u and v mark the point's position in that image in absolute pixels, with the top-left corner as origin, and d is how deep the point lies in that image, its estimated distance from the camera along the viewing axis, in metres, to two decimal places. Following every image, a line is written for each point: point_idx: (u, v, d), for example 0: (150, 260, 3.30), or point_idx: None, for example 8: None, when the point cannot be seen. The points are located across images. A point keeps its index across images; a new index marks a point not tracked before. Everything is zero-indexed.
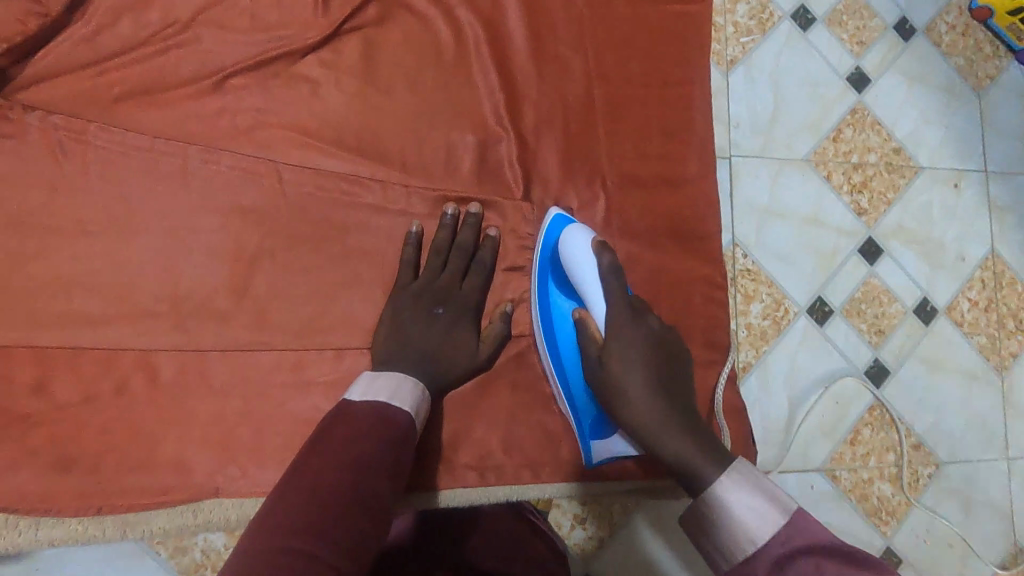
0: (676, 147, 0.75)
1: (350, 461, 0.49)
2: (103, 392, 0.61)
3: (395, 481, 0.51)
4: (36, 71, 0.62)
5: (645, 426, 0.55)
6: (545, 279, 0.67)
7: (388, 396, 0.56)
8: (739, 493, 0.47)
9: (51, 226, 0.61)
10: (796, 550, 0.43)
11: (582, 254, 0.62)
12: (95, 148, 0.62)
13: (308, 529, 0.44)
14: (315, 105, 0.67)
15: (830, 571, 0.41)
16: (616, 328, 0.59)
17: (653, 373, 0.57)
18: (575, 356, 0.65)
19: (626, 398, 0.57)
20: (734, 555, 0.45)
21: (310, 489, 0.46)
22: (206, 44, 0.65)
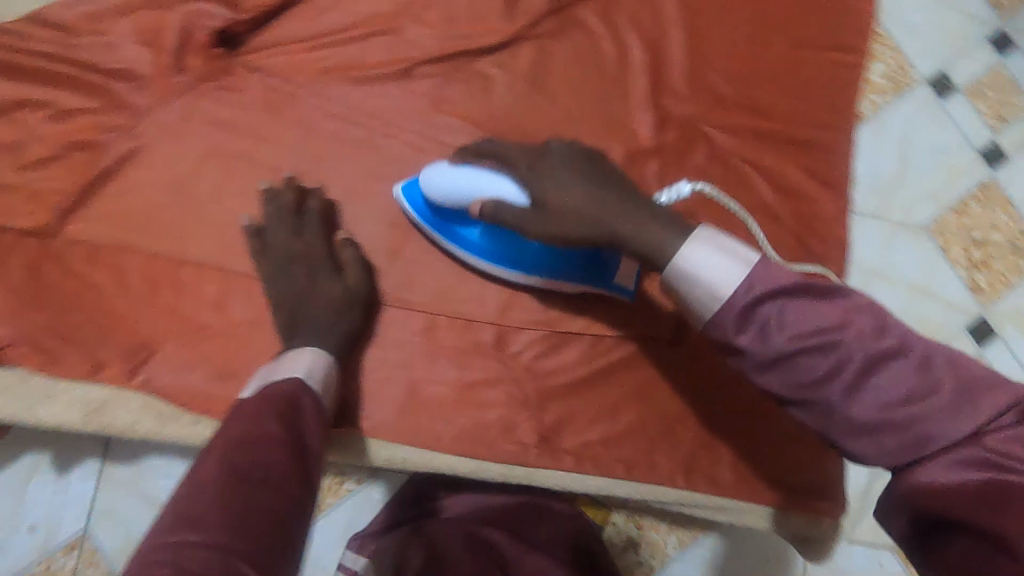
0: (813, 186, 0.78)
1: (238, 445, 0.44)
2: (266, 318, 0.69)
3: (304, 463, 0.46)
4: (266, 38, 0.73)
5: (589, 222, 0.52)
6: (444, 228, 0.68)
7: (261, 374, 0.55)
8: (705, 253, 0.47)
9: (252, 169, 0.71)
10: (762, 298, 0.45)
11: (445, 172, 0.62)
12: (299, 110, 0.72)
13: (191, 518, 0.39)
14: (486, 100, 0.74)
15: (794, 311, 0.45)
16: (529, 172, 0.57)
17: (575, 175, 0.55)
18: (523, 248, 0.65)
19: (566, 207, 0.53)
20: (705, 314, 0.47)
21: (204, 474, 0.42)
22: (403, 34, 0.74)
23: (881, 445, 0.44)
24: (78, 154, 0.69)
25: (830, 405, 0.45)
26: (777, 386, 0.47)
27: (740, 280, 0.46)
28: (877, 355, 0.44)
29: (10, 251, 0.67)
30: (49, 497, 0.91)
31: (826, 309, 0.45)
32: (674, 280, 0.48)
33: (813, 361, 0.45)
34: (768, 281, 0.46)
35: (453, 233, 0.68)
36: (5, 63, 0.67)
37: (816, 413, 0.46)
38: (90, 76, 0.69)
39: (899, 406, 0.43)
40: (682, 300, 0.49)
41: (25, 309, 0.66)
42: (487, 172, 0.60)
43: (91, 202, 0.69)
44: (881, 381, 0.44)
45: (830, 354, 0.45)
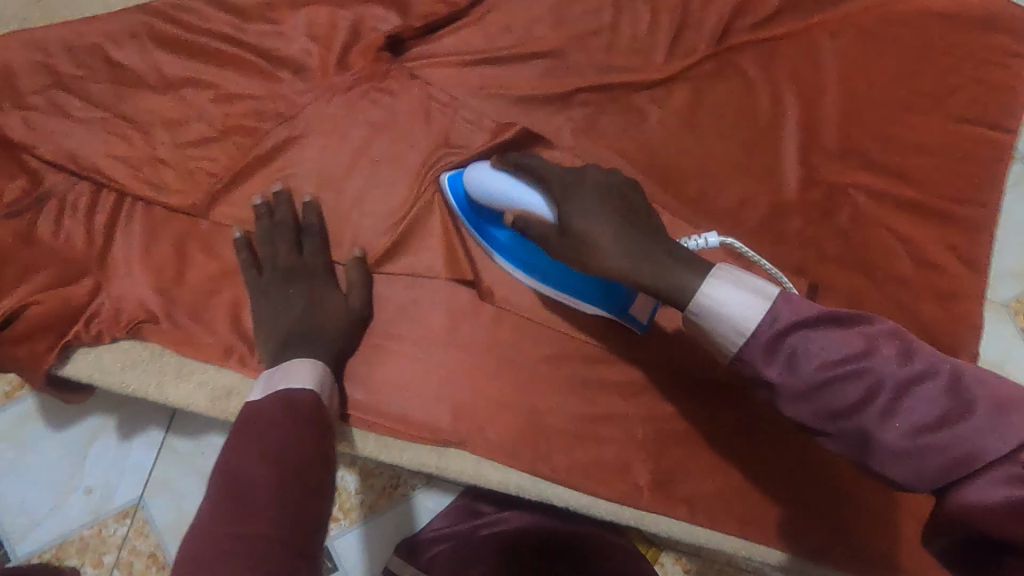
0: (951, 263, 0.76)
1: (270, 446, 0.53)
2: (400, 326, 0.70)
3: (302, 461, 0.53)
4: (430, 47, 0.73)
5: (617, 264, 0.52)
6: (475, 221, 0.69)
7: (289, 383, 0.60)
8: (727, 289, 0.47)
9: (401, 173, 0.71)
10: (786, 330, 0.46)
11: (491, 175, 0.63)
12: (455, 121, 0.72)
13: (239, 507, 0.48)
14: (638, 135, 0.74)
15: (819, 340, 0.45)
16: (561, 194, 0.56)
17: (603, 205, 0.54)
18: (541, 257, 0.66)
19: (588, 237, 0.53)
20: (731, 350, 0.47)
21: (247, 469, 0.51)
22: (566, 60, 0.74)
23: (933, 470, 0.43)
24: (235, 138, 0.69)
25: (864, 434, 0.45)
26: (812, 419, 0.46)
27: (765, 312, 0.46)
28: (907, 381, 0.44)
29: (160, 228, 0.67)
30: (111, 462, 0.96)
31: (849, 334, 0.45)
32: (694, 318, 0.49)
33: (842, 388, 0.45)
34: (792, 309, 0.46)
35: (486, 231, 0.69)
36: (181, 41, 0.68)
37: (857, 442, 0.46)
38: (261, 63, 0.69)
39: (939, 431, 0.43)
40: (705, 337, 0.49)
41: (166, 286, 0.66)
42: (523, 184, 0.61)
43: (240, 187, 0.69)
44: (917, 403, 0.44)
45: (862, 380, 0.44)
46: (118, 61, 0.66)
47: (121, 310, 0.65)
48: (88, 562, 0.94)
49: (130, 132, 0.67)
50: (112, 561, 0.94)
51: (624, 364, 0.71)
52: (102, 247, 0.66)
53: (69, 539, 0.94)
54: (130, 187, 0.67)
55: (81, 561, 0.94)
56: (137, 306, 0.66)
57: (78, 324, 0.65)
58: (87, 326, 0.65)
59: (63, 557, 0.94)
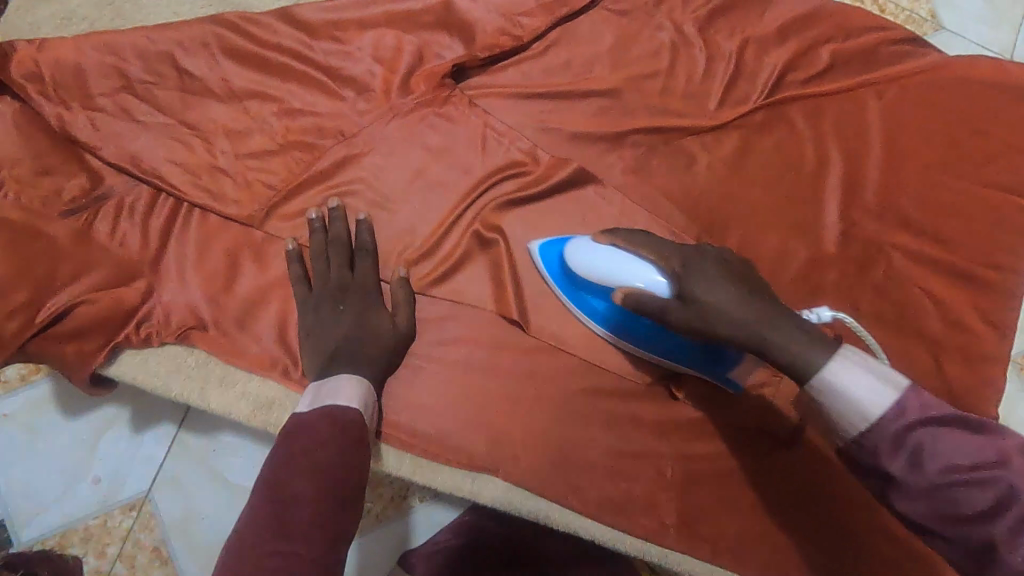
0: (982, 324, 0.78)
1: (317, 466, 0.55)
2: (443, 350, 0.71)
3: (341, 471, 0.55)
4: (491, 78, 0.74)
5: (742, 331, 0.52)
6: (571, 289, 0.69)
7: (336, 399, 0.61)
8: (855, 373, 0.47)
9: (454, 199, 0.72)
10: (913, 427, 0.45)
11: (589, 248, 0.63)
12: (510, 151, 0.73)
13: (288, 527, 0.50)
14: (686, 179, 0.76)
15: (949, 443, 0.45)
16: (685, 262, 0.57)
17: (727, 275, 0.55)
18: (644, 325, 0.67)
19: (715, 309, 0.53)
20: (849, 435, 0.47)
21: (294, 487, 0.53)
22: (622, 101, 0.76)
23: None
24: (295, 152, 0.70)
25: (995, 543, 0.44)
26: (927, 517, 0.46)
27: (893, 406, 0.46)
28: None
29: (215, 236, 0.68)
30: (122, 451, 0.97)
31: (983, 441, 0.44)
32: (816, 398, 0.49)
33: (969, 493, 0.44)
34: (923, 407, 0.45)
35: (581, 299, 0.69)
36: (250, 54, 0.69)
37: (972, 543, 0.45)
38: (326, 81, 0.70)
39: None
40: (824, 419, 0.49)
41: (217, 294, 0.67)
42: (624, 255, 0.60)
43: (297, 201, 0.69)
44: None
45: (990, 489, 0.43)
46: (187, 69, 0.67)
47: (171, 315, 0.66)
48: (91, 552, 0.93)
49: (193, 140, 0.68)
50: (115, 553, 0.93)
51: (658, 402, 0.72)
52: (157, 251, 0.67)
53: (74, 528, 0.93)
54: (189, 194, 0.67)
55: (84, 551, 0.93)
56: (187, 313, 0.66)
57: (129, 327, 0.65)
58: (137, 330, 0.66)
59: (66, 545, 0.93)
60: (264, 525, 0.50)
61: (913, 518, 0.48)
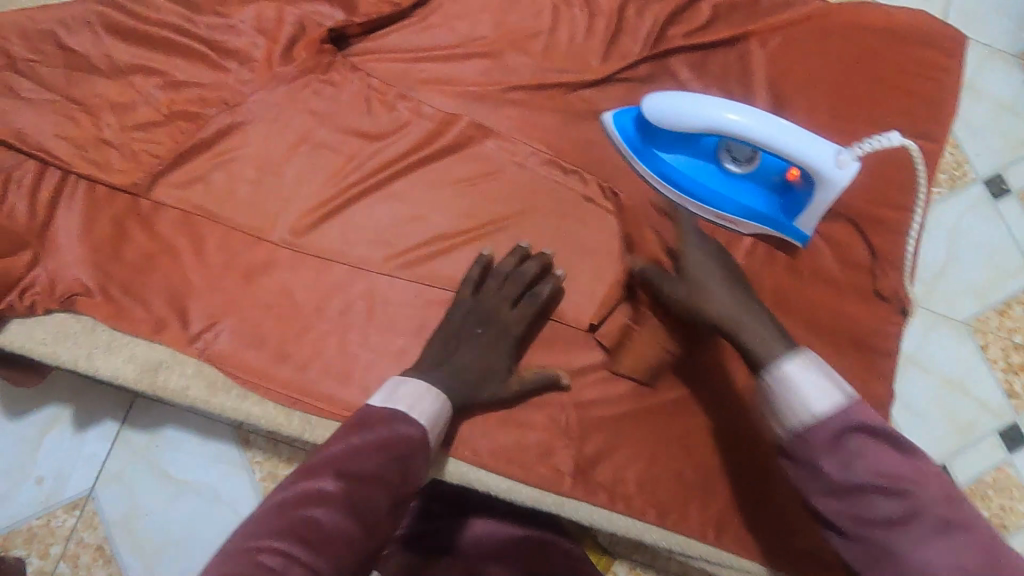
0: (879, 263, 0.78)
1: (347, 476, 0.50)
2: (331, 308, 0.71)
3: (381, 480, 0.51)
4: (373, 44, 0.76)
5: (716, 311, 0.60)
6: (646, 150, 0.74)
7: (408, 405, 0.57)
8: (809, 372, 0.49)
9: (338, 160, 0.73)
10: (850, 430, 0.47)
11: (665, 101, 0.69)
12: (392, 112, 0.75)
13: (302, 534, 0.46)
14: (572, 132, 0.77)
15: (878, 450, 0.46)
16: (703, 242, 0.65)
17: (722, 266, 0.64)
18: (712, 176, 0.73)
19: (705, 304, 0.61)
20: (791, 424, 0.48)
21: (318, 495, 0.49)
22: (504, 60, 0.77)
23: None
24: (179, 122, 0.71)
25: (889, 552, 0.45)
26: (835, 513, 0.47)
27: (840, 408, 0.47)
28: (948, 522, 0.44)
29: (102, 205, 0.70)
30: (60, 454, 1.04)
31: (911, 463, 0.46)
32: (768, 385, 0.51)
33: (884, 503, 0.45)
34: (865, 413, 0.47)
35: (654, 159, 0.74)
36: (132, 30, 0.71)
37: (868, 558, 0.46)
38: (208, 52, 0.73)
39: None
40: (770, 410, 0.51)
41: (103, 261, 0.69)
42: (704, 102, 0.67)
43: (182, 168, 0.71)
44: (946, 550, 0.43)
45: (903, 501, 0.44)
46: (70, 46, 0.70)
47: (56, 282, 0.68)
48: (34, 552, 1.01)
49: (79, 114, 0.70)
50: (58, 553, 1.01)
51: (550, 352, 0.73)
52: (43, 222, 0.68)
53: (18, 529, 1.02)
54: (75, 165, 0.69)
55: (28, 552, 1.01)
56: (72, 279, 0.68)
57: (12, 294, 0.66)
58: (22, 298, 0.67)
59: (9, 547, 1.01)
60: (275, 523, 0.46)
61: (818, 511, 0.49)
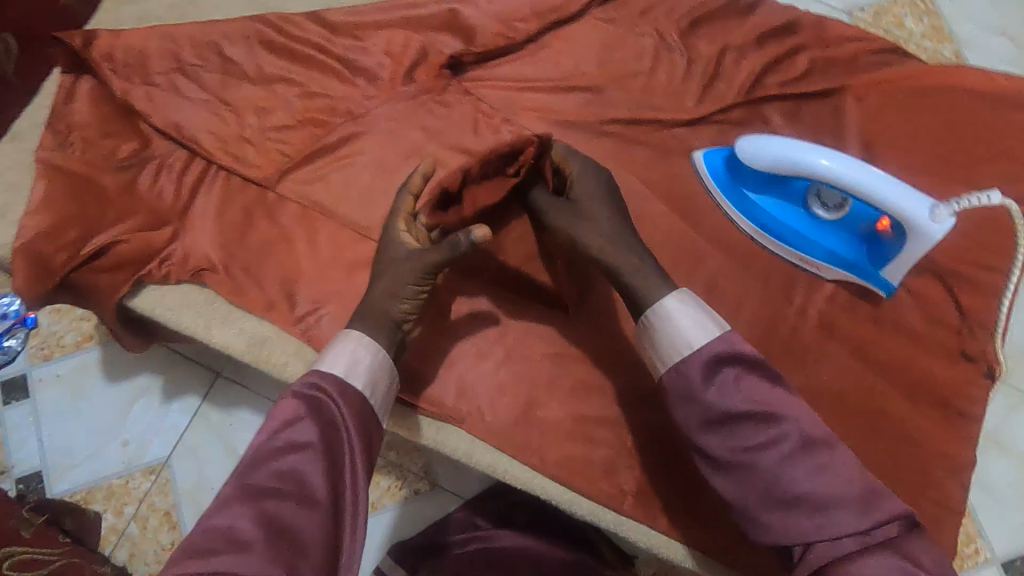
0: (968, 323, 0.76)
1: (253, 467, 0.54)
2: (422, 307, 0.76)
3: (290, 460, 0.54)
4: (485, 72, 0.83)
5: (593, 244, 0.66)
6: (733, 190, 0.77)
7: (327, 365, 0.61)
8: (684, 312, 0.59)
9: (443, 172, 0.80)
10: (725, 364, 0.57)
11: (757, 142, 0.72)
12: (497, 134, 0.81)
13: (219, 527, 0.50)
14: (662, 165, 0.81)
15: (747, 380, 0.56)
16: (579, 184, 0.69)
17: (608, 202, 0.68)
18: (798, 219, 0.75)
19: (575, 240, 0.67)
20: (672, 362, 0.59)
21: (226, 494, 0.53)
22: (603, 95, 0.83)
23: (779, 521, 0.54)
24: (310, 128, 0.80)
25: (763, 470, 0.55)
26: (717, 442, 0.56)
27: (714, 342, 0.58)
28: (803, 436, 0.55)
29: (235, 193, 0.79)
30: (146, 420, 1.13)
31: (771, 389, 0.57)
32: (650, 322, 0.61)
33: (756, 427, 0.55)
34: (735, 346, 0.58)
35: (741, 199, 0.77)
36: (280, 46, 0.81)
37: (734, 479, 0.56)
38: (341, 68, 0.82)
39: (816, 485, 0.53)
40: (653, 348, 0.61)
41: (230, 241, 0.77)
42: (796, 145, 0.69)
43: (306, 167, 0.80)
44: (800, 458, 0.54)
45: (769, 424, 0.55)
46: (229, 55, 0.81)
47: (188, 257, 0.76)
48: (110, 509, 1.09)
49: (227, 114, 0.80)
50: (130, 513, 1.09)
51: (621, 373, 0.75)
52: (186, 203, 0.78)
53: (99, 486, 1.10)
54: (218, 158, 0.79)
55: (105, 508, 1.09)
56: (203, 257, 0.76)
57: (153, 263, 0.75)
58: (159, 267, 0.76)
59: (90, 500, 1.10)
60: (195, 531, 0.51)
61: (693, 442, 0.58)
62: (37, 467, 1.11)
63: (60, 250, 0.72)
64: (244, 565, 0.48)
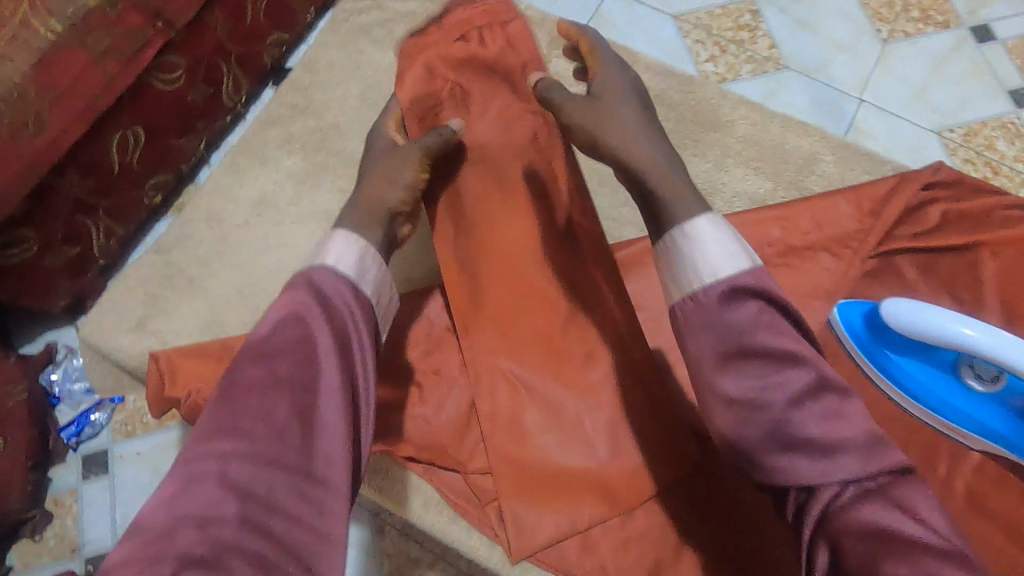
0: None
1: (260, 354, 0.49)
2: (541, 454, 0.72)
3: (308, 355, 0.49)
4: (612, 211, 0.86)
5: (620, 143, 0.61)
6: (874, 350, 0.75)
7: (334, 264, 0.56)
8: (708, 238, 0.53)
9: None
10: (746, 295, 0.50)
11: (904, 305, 0.70)
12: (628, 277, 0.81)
13: (227, 426, 0.45)
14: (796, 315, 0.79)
15: (766, 317, 0.50)
16: (611, 87, 0.65)
17: (638, 104, 0.64)
18: (946, 388, 0.72)
19: (598, 137, 0.63)
20: (693, 288, 0.52)
21: (236, 384, 0.48)
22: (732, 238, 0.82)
23: (787, 464, 0.46)
24: None
25: (776, 416, 0.47)
26: (730, 383, 0.49)
27: (743, 274, 0.51)
28: (819, 385, 0.47)
29: None
30: None
31: (790, 330, 0.50)
32: (675, 241, 0.54)
33: (771, 371, 0.48)
34: (762, 279, 0.51)
35: (881, 360, 0.75)
36: None
37: (743, 419, 0.48)
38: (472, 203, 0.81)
39: (826, 436, 0.46)
40: (666, 272, 0.55)
41: None
42: (946, 314, 0.67)
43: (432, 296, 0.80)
44: (813, 406, 0.47)
45: (790, 368, 0.48)
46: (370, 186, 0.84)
47: None
48: None
49: None
50: None
51: None
52: None
53: None
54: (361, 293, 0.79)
55: None
56: None
57: None
58: None
59: None
60: (198, 435, 0.45)
61: (706, 381, 0.50)
62: (107, 546, 1.02)
63: (187, 378, 0.73)
64: (269, 461, 0.44)
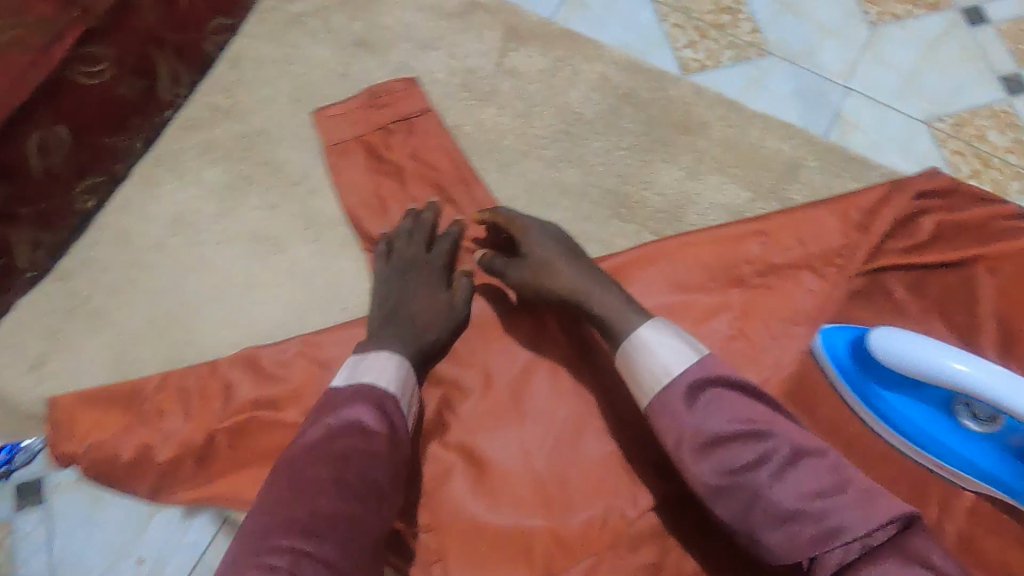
0: None
1: (319, 458, 0.52)
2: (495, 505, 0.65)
3: (369, 462, 0.53)
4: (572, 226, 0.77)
5: (564, 286, 0.63)
6: (859, 381, 0.68)
7: (375, 377, 0.58)
8: (658, 344, 0.55)
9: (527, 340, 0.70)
10: (706, 384, 0.53)
11: (895, 337, 0.62)
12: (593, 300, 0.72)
13: (300, 529, 0.49)
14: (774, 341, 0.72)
15: (730, 401, 0.52)
16: (532, 228, 0.68)
17: (562, 241, 0.67)
18: (937, 424, 0.65)
19: (542, 283, 0.65)
20: (654, 389, 0.54)
21: (298, 485, 0.51)
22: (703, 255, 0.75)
23: (783, 536, 0.48)
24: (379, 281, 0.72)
25: (759, 492, 0.49)
26: (710, 470, 0.50)
27: (693, 367, 0.53)
28: (796, 451, 0.50)
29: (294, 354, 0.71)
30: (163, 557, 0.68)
31: (760, 407, 0.52)
32: (629, 354, 0.56)
33: (744, 450, 0.50)
34: (716, 367, 0.54)
35: (868, 391, 0.67)
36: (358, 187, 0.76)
37: (729, 503, 0.49)
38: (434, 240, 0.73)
39: (822, 503, 0.48)
40: (630, 379, 0.57)
41: None
42: (941, 349, 0.59)
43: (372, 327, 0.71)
44: (798, 475, 0.49)
45: (759, 442, 0.50)
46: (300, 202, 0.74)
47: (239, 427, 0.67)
48: None
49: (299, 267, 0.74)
50: None
51: None
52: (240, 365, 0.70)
53: None
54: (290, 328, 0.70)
55: None
56: (238, 430, 0.65)
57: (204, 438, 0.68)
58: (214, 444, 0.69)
59: None
60: (265, 532, 0.49)
61: (685, 472, 0.52)
62: None
63: (88, 431, 0.67)
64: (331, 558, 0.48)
